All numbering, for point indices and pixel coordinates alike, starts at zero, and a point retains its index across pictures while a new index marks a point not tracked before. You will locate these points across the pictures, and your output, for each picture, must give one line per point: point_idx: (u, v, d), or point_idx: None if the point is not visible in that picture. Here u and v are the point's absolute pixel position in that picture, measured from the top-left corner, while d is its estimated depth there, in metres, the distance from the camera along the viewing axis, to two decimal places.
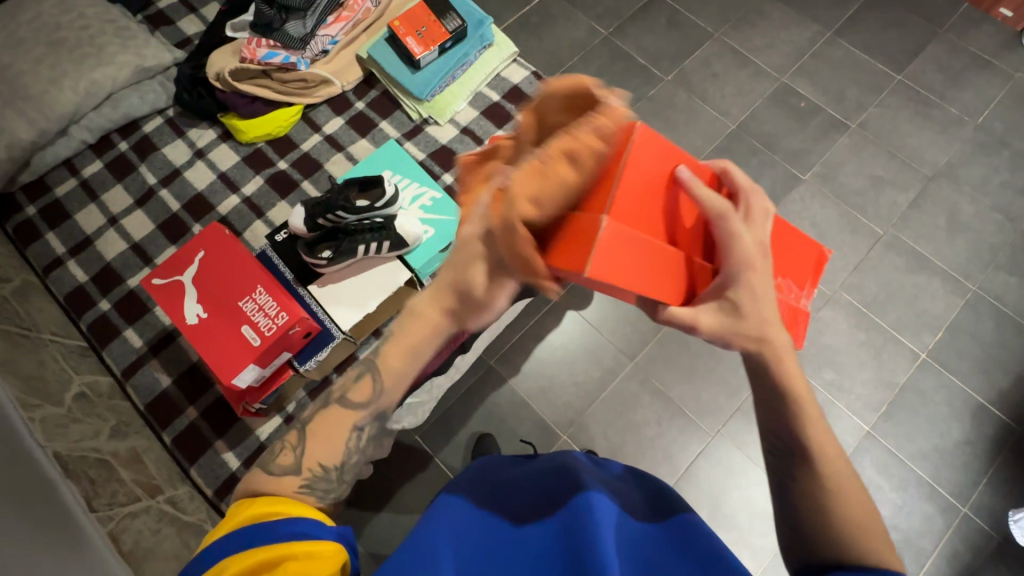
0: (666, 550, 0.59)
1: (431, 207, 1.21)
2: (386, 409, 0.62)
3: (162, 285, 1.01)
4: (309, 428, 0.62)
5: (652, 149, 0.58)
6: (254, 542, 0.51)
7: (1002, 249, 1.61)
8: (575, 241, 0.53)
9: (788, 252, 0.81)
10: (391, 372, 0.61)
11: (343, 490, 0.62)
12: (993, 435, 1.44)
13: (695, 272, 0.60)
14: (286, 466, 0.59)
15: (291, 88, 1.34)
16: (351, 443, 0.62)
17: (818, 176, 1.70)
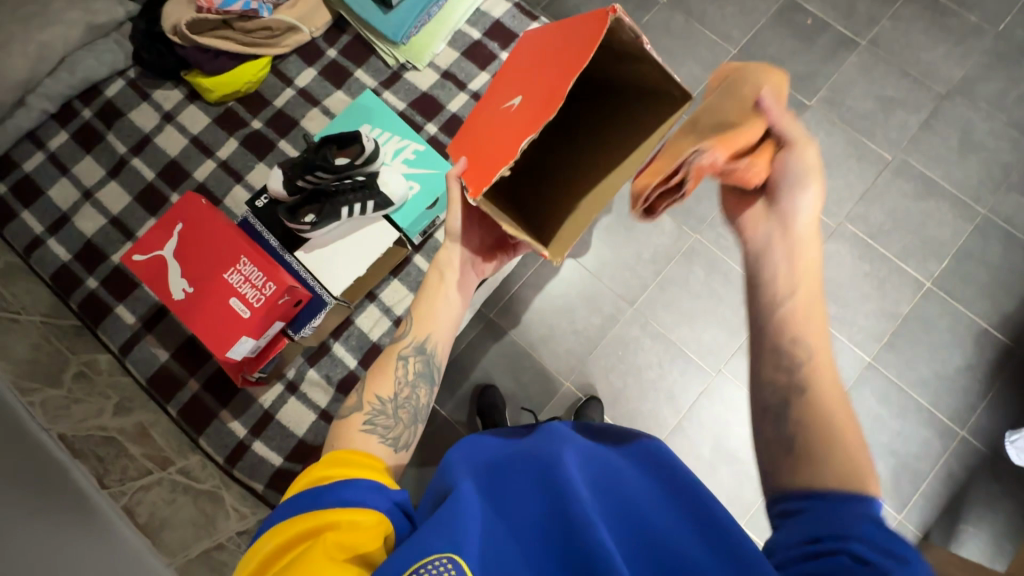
0: (653, 498, 0.55)
1: (415, 161, 1.14)
2: (422, 338, 0.79)
3: (143, 261, 0.98)
4: (371, 375, 0.78)
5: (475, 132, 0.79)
6: (310, 507, 0.55)
7: (1015, 167, 1.54)
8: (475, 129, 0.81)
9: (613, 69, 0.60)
10: (423, 309, 0.81)
11: (397, 424, 0.71)
12: (995, 359, 1.44)
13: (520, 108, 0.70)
14: (353, 405, 0.73)
15: (254, 38, 1.24)
16: (399, 370, 0.77)
17: (824, 101, 1.61)
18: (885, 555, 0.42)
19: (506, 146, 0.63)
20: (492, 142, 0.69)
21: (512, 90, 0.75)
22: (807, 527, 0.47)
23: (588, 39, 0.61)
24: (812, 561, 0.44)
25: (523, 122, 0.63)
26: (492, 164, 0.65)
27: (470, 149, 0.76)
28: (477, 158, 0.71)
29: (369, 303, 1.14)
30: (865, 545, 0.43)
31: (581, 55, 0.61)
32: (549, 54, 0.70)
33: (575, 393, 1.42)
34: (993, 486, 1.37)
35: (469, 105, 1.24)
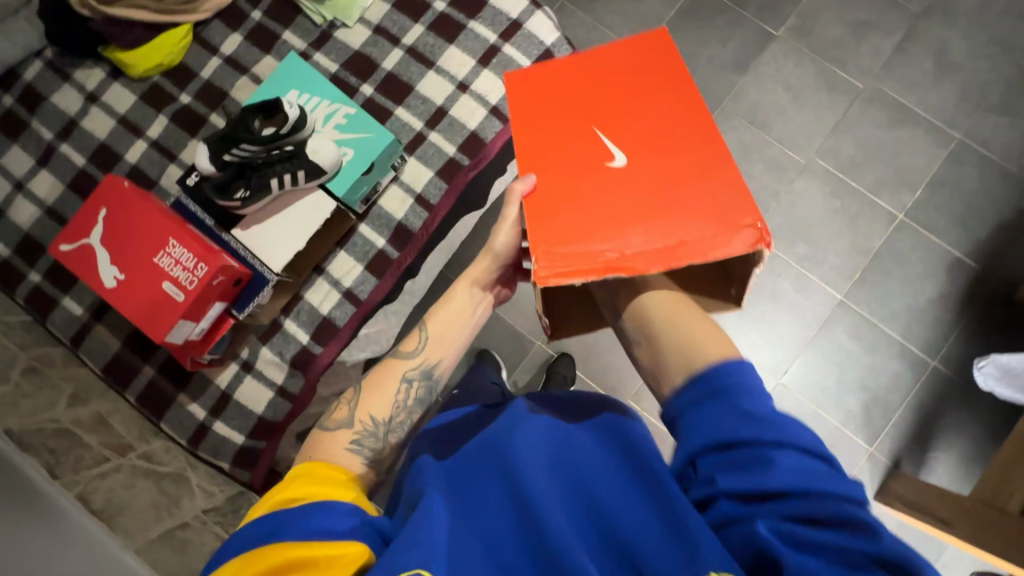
0: (600, 455, 0.57)
1: (347, 125, 1.10)
2: (430, 361, 0.76)
3: (71, 251, 0.95)
4: (365, 386, 0.75)
5: (547, 120, 0.74)
6: (277, 537, 0.52)
7: (992, 87, 1.47)
8: (551, 113, 0.74)
9: (711, 209, 0.66)
10: (435, 324, 0.79)
11: (383, 451, 0.69)
12: (968, 288, 1.42)
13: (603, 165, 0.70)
14: (341, 417, 0.69)
15: (169, 5, 1.16)
16: (401, 392, 0.74)
17: (792, 30, 1.53)
18: (749, 462, 0.48)
19: (604, 234, 0.66)
20: (572, 200, 0.68)
21: (621, 134, 0.71)
22: (685, 448, 0.53)
23: (726, 201, 0.66)
24: (704, 503, 0.50)
25: (618, 224, 0.66)
26: (567, 239, 0.66)
27: (540, 156, 0.71)
28: (551, 190, 0.70)
29: (317, 277, 1.11)
30: (732, 463, 0.49)
31: (719, 214, 0.65)
32: (683, 158, 0.69)
33: (546, 351, 1.42)
34: (963, 412, 1.38)
35: (405, 61, 1.17)
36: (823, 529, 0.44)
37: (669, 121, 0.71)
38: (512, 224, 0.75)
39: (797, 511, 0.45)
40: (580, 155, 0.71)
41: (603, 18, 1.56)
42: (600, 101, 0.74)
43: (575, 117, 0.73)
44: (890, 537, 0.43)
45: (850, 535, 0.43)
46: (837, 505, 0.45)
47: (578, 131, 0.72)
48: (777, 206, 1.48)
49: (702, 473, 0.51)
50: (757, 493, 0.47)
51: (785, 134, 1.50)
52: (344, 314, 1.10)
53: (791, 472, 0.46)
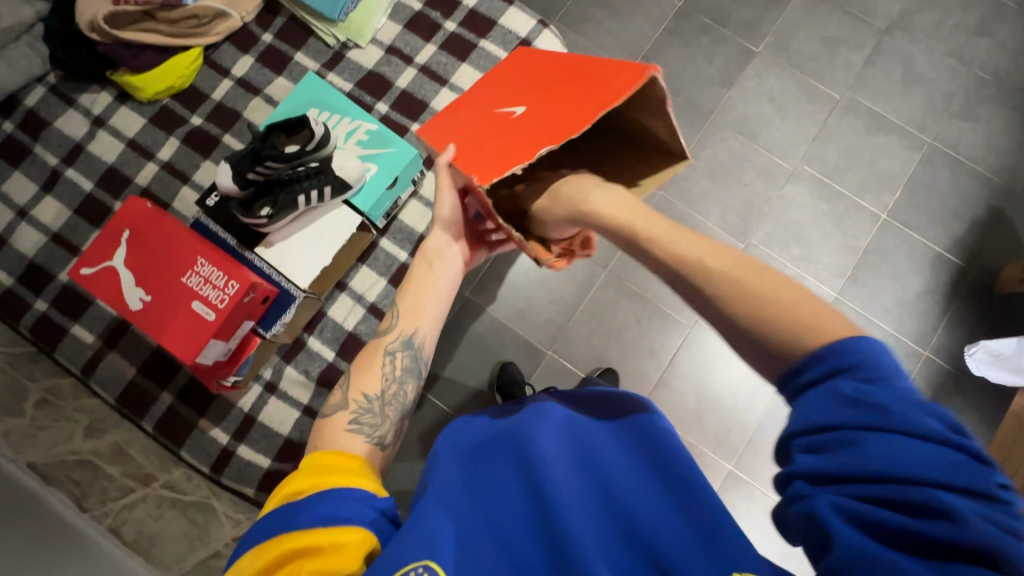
0: (642, 476, 0.55)
1: (368, 141, 1.11)
2: (410, 333, 0.75)
3: (91, 275, 0.92)
4: (354, 368, 0.75)
5: (440, 129, 0.85)
6: (286, 529, 0.53)
7: (956, 95, 1.59)
8: (449, 122, 0.86)
9: (588, 85, 0.72)
10: (411, 299, 0.78)
11: (385, 426, 0.70)
12: (951, 281, 1.51)
13: (505, 122, 0.77)
14: (337, 402, 0.71)
15: (182, 29, 1.16)
16: (386, 366, 0.74)
17: (772, 47, 1.63)
18: (835, 445, 0.41)
19: (518, 149, 0.68)
20: (495, 143, 0.73)
21: (512, 100, 0.82)
22: (784, 429, 0.45)
23: (614, 70, 0.70)
24: (783, 481, 0.44)
25: (538, 134, 0.68)
26: (503, 161, 0.66)
27: (454, 143, 0.79)
28: (474, 149, 0.74)
29: (340, 293, 1.11)
30: (818, 446, 0.42)
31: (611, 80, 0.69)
32: (560, 82, 0.78)
33: (559, 361, 1.43)
34: (957, 399, 1.45)
35: (419, 79, 1.20)
36: (910, 517, 0.37)
37: (544, 76, 0.82)
38: (449, 194, 0.77)
39: (879, 494, 0.39)
40: (479, 127, 0.79)
41: (594, 38, 1.64)
42: (482, 99, 0.87)
43: (476, 114, 0.84)
44: (990, 528, 0.35)
45: (939, 525, 0.36)
46: (934, 493, 0.37)
47: (473, 120, 0.83)
48: (771, 210, 1.55)
49: (786, 448, 0.45)
50: (844, 474, 0.40)
51: (772, 143, 1.59)
52: (370, 328, 1.09)
53: (905, 462, 0.38)
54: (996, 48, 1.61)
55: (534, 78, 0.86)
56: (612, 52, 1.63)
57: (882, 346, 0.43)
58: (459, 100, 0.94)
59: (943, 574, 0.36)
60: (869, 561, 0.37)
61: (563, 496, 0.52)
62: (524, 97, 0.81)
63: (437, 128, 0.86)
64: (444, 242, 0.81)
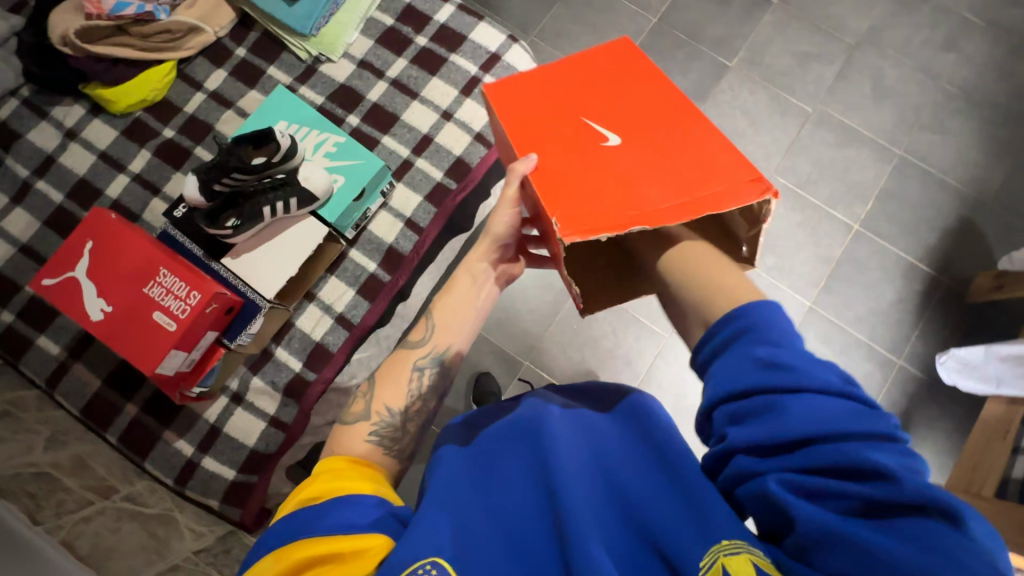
0: (635, 449, 0.57)
1: (336, 153, 1.13)
2: (441, 349, 0.71)
3: (53, 285, 0.93)
4: (378, 374, 0.70)
5: (514, 106, 0.77)
6: (305, 534, 0.50)
7: (925, 108, 1.63)
8: (524, 101, 0.77)
9: (700, 163, 0.66)
10: (440, 312, 0.74)
11: (406, 441, 0.65)
12: (923, 291, 1.52)
13: (592, 144, 0.71)
14: (359, 410, 0.65)
15: (154, 43, 1.18)
16: (414, 382, 0.68)
17: (744, 61, 1.66)
18: (761, 412, 0.46)
19: (612, 212, 0.62)
20: (577, 175, 0.67)
21: (611, 119, 0.73)
22: (710, 404, 0.51)
23: (743, 173, 0.64)
24: (723, 457, 0.49)
25: (631, 201, 0.64)
26: (590, 222, 0.61)
27: (535, 145, 0.72)
28: (552, 168, 0.69)
29: (309, 303, 1.11)
30: (745, 417, 0.47)
31: (729, 188, 0.63)
32: (674, 133, 0.71)
33: (536, 371, 1.43)
34: (932, 408, 1.45)
35: (390, 93, 1.21)
36: (848, 481, 0.41)
37: (660, 101, 0.75)
38: (507, 208, 0.74)
39: (810, 462, 0.43)
40: (569, 133, 0.72)
41: (572, 53, 1.67)
42: (575, 84, 0.77)
43: (560, 107, 0.75)
44: (914, 480, 0.40)
45: (869, 485, 0.41)
46: (857, 450, 0.42)
47: (567, 115, 0.74)
48: None
49: (719, 425, 0.50)
50: (778, 443, 0.45)
51: (745, 154, 1.61)
52: (337, 339, 1.09)
53: (811, 412, 0.44)
54: (963, 63, 1.64)
55: (643, 101, 0.75)
56: None
57: (775, 311, 0.52)
58: (558, 64, 0.79)
59: (881, 528, 0.39)
60: (825, 530, 0.40)
61: (567, 479, 0.53)
62: (621, 123, 0.73)
63: (503, 106, 0.77)
64: (487, 266, 0.77)
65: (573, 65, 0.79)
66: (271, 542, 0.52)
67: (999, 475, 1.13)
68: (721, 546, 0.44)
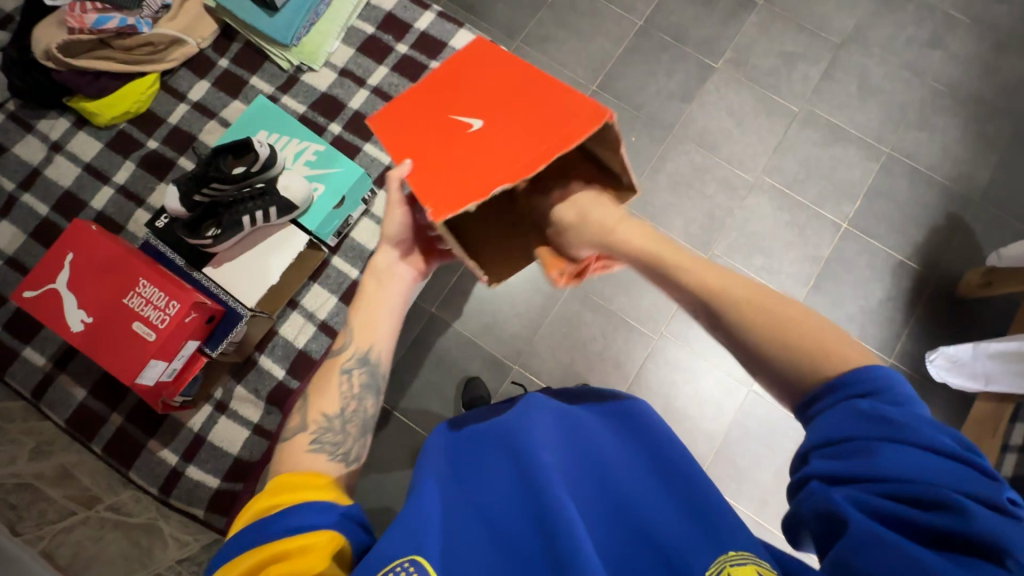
0: (642, 472, 0.57)
1: (316, 161, 1.13)
2: (367, 347, 0.71)
3: (34, 297, 0.94)
4: (312, 389, 0.69)
5: (391, 121, 0.80)
6: (259, 539, 0.50)
7: (911, 105, 1.63)
8: (413, 114, 0.79)
9: (545, 124, 0.72)
10: (363, 315, 0.74)
11: (350, 445, 0.64)
12: (913, 288, 1.52)
13: (457, 135, 0.75)
14: (295, 426, 0.64)
15: (137, 56, 1.19)
16: (343, 384, 0.68)
17: (730, 62, 1.67)
18: (851, 452, 0.43)
19: (476, 184, 0.68)
20: (451, 163, 0.72)
21: (469, 105, 0.77)
22: (801, 443, 0.48)
23: (585, 125, 0.70)
24: (800, 484, 0.46)
25: (492, 170, 0.69)
26: (454, 199, 0.68)
27: (411, 151, 0.76)
28: (429, 168, 0.73)
29: (292, 311, 1.12)
30: (835, 453, 0.44)
31: (577, 129, 0.70)
32: (530, 102, 0.76)
33: (524, 375, 1.43)
34: None
35: (371, 101, 1.22)
36: (925, 512, 0.38)
37: (520, 84, 0.78)
38: (399, 210, 0.77)
39: (893, 492, 0.40)
40: (431, 134, 0.76)
41: (557, 57, 1.67)
42: (437, 90, 0.80)
43: (434, 109, 0.79)
44: (996, 522, 0.36)
45: (943, 517, 0.38)
46: (947, 493, 0.38)
47: (435, 117, 0.78)
48: (732, 222, 1.57)
49: (807, 458, 0.47)
50: (857, 474, 0.42)
51: (732, 155, 1.61)
52: (320, 345, 1.10)
53: (903, 461, 0.41)
54: (949, 60, 1.64)
55: (488, 79, 0.80)
56: (575, 70, 1.67)
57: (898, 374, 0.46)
58: (423, 81, 0.82)
59: (951, 560, 0.36)
60: (880, 540, 0.37)
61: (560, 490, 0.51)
62: (482, 107, 0.77)
63: (384, 120, 0.80)
64: (393, 261, 0.79)
65: (435, 79, 0.82)
66: (228, 551, 0.51)
67: (988, 472, 1.11)
68: (728, 555, 0.44)
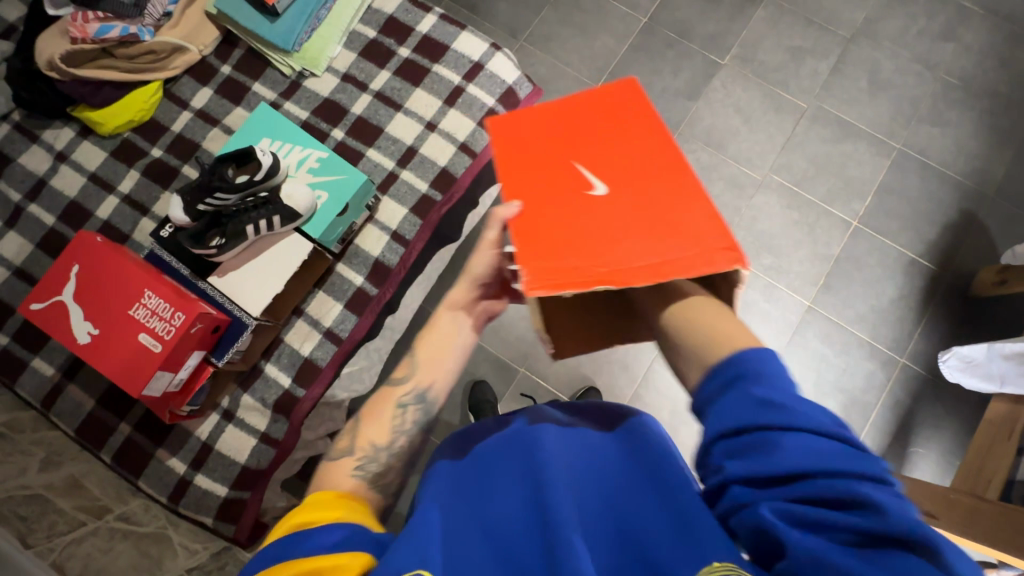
0: (625, 473, 0.56)
1: (319, 169, 1.13)
2: (426, 387, 0.67)
3: (42, 309, 0.95)
4: (364, 413, 0.66)
5: (504, 143, 0.70)
6: (283, 557, 0.46)
7: (923, 100, 1.59)
8: (536, 138, 0.69)
9: (681, 223, 0.60)
10: (427, 347, 0.70)
11: (390, 481, 0.60)
12: (925, 287, 1.49)
13: (573, 188, 0.65)
14: (343, 448, 0.61)
15: (139, 64, 1.19)
16: (397, 420, 0.65)
17: (736, 58, 1.64)
18: (755, 447, 0.42)
19: (581, 267, 0.57)
20: (552, 221, 0.62)
21: (600, 165, 0.66)
22: (703, 438, 0.47)
23: (727, 244, 0.57)
24: (719, 489, 0.45)
25: (610, 257, 0.58)
26: (553, 272, 0.57)
27: (521, 193, 0.65)
28: (532, 214, 0.63)
29: (297, 319, 1.11)
30: (739, 450, 0.43)
31: (714, 247, 0.57)
32: (662, 183, 0.64)
33: (531, 378, 1.42)
34: (937, 407, 1.41)
35: (374, 105, 1.21)
36: (833, 511, 0.39)
37: (645, 147, 0.67)
38: (489, 251, 0.69)
39: (808, 495, 0.40)
40: (547, 180, 0.66)
41: (561, 55, 1.66)
42: (566, 121, 0.70)
43: (560, 145, 0.68)
44: (899, 510, 0.37)
45: (859, 515, 0.38)
46: (850, 486, 0.39)
47: (556, 155, 0.67)
48: (740, 221, 1.55)
49: (715, 457, 0.45)
50: (772, 476, 0.41)
51: (739, 153, 1.59)
52: (326, 353, 1.10)
53: (801, 452, 0.41)
54: (961, 53, 1.61)
55: (617, 129, 0.69)
56: (580, 68, 1.65)
57: (776, 356, 0.47)
58: (557, 104, 0.72)
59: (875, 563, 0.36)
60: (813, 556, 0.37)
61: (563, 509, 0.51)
62: (607, 166, 0.66)
63: (498, 141, 0.70)
64: (469, 300, 0.70)
65: (566, 109, 0.71)
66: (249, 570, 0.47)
67: (1003, 475, 1.09)
68: (712, 568, 0.42)
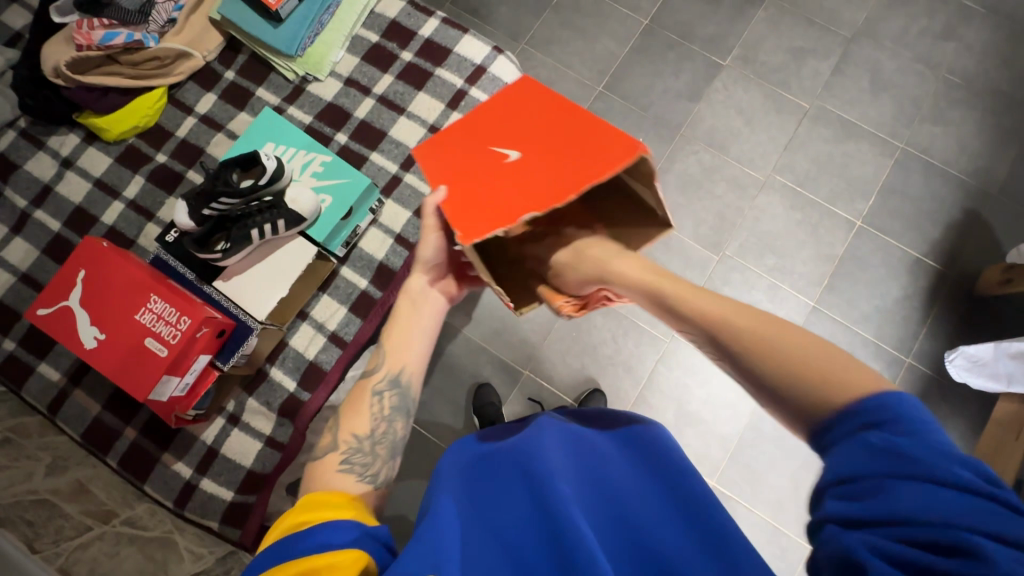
0: (678, 520, 0.55)
1: (323, 172, 1.13)
2: (398, 369, 0.70)
3: (47, 314, 0.95)
4: (343, 409, 0.69)
5: (428, 156, 0.81)
6: (283, 557, 0.49)
7: (925, 99, 1.59)
8: (450, 146, 0.81)
9: (575, 152, 0.71)
10: (396, 335, 0.73)
11: (378, 467, 0.63)
12: (930, 286, 1.48)
13: (496, 164, 0.75)
14: (326, 444, 0.64)
15: (144, 70, 1.20)
16: (374, 407, 0.68)
17: (737, 59, 1.65)
18: (867, 491, 0.40)
19: (506, 213, 0.68)
20: (484, 194, 0.72)
21: (511, 138, 0.77)
22: (818, 477, 0.44)
23: (621, 152, 0.67)
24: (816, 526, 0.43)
25: (530, 200, 0.68)
26: (491, 226, 0.67)
27: (450, 180, 0.77)
28: (461, 195, 0.73)
29: (301, 322, 1.11)
30: (850, 493, 0.41)
31: (612, 155, 0.67)
32: (561, 129, 0.75)
33: (535, 380, 1.42)
34: (944, 407, 1.40)
35: (377, 109, 1.22)
36: (937, 556, 0.36)
37: (546, 110, 0.79)
38: (435, 235, 0.77)
39: (909, 536, 0.37)
40: (465, 166, 0.77)
41: (561, 58, 1.66)
42: (478, 121, 0.82)
43: (472, 144, 0.79)
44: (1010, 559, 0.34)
45: (964, 564, 0.35)
46: (960, 533, 0.36)
47: (473, 151, 0.79)
48: (743, 222, 1.55)
49: (821, 494, 0.43)
50: (874, 519, 0.38)
51: (742, 154, 1.59)
52: (330, 357, 1.10)
53: (918, 499, 0.38)
54: (963, 52, 1.61)
55: (526, 106, 0.81)
56: (581, 71, 1.65)
57: (902, 397, 0.43)
58: (468, 114, 0.84)
59: None
60: None
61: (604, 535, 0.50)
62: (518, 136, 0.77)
63: (424, 155, 0.81)
64: (425, 284, 0.78)
65: (474, 115, 0.83)
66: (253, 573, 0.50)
67: (1012, 474, 1.09)
68: None
